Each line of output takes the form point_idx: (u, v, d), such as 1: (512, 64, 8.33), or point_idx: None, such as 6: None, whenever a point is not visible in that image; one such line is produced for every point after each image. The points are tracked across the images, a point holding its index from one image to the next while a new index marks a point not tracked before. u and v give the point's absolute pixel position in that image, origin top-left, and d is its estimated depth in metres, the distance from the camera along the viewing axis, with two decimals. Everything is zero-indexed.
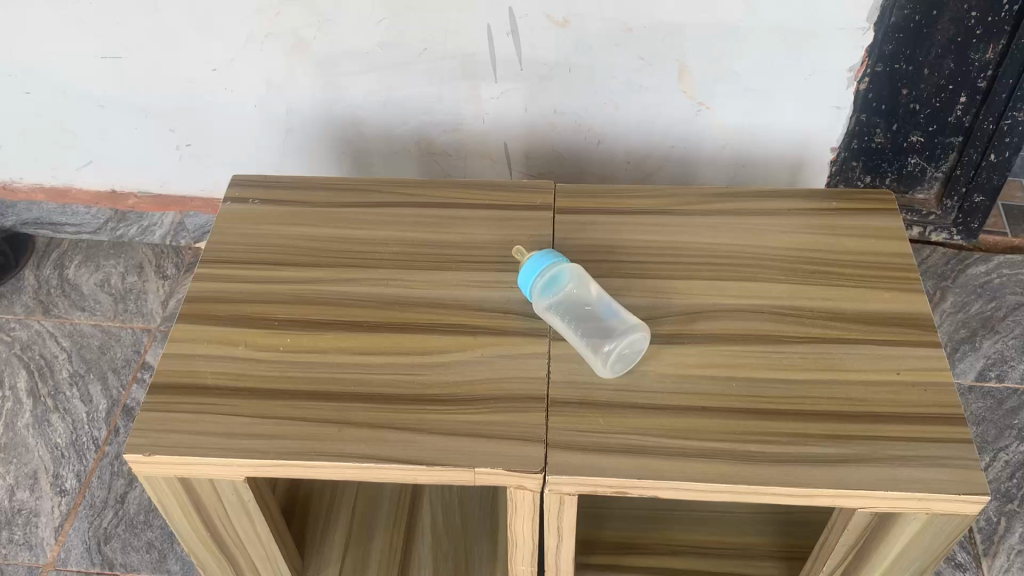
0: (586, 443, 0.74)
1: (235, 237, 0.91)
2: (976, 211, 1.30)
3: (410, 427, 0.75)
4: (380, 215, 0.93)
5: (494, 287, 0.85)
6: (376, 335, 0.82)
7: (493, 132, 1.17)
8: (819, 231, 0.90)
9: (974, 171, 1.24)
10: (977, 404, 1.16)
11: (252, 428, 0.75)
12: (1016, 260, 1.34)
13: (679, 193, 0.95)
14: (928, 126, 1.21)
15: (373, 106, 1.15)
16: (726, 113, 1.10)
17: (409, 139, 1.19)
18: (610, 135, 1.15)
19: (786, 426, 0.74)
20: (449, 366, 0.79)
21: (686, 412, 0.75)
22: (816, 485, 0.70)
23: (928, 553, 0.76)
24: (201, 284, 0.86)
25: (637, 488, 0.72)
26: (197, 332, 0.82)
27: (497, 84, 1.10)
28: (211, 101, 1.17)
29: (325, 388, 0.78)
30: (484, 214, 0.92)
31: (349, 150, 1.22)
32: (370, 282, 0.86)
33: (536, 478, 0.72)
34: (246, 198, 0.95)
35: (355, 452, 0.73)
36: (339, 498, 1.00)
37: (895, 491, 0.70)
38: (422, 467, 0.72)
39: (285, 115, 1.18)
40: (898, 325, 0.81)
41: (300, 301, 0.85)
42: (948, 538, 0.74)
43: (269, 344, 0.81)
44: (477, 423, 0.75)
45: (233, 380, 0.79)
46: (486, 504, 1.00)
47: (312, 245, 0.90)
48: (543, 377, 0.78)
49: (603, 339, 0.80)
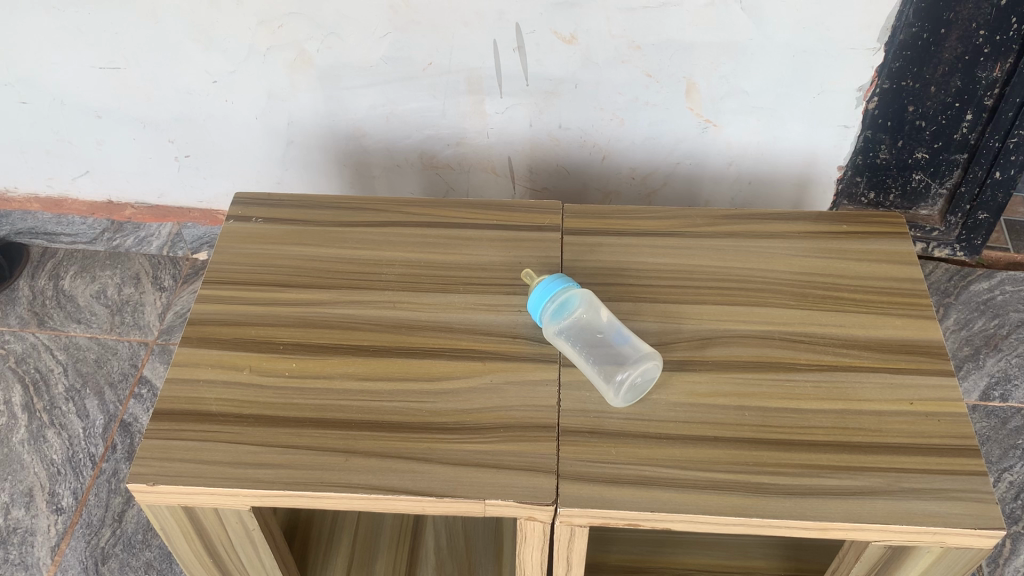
0: (597, 474, 0.73)
1: (237, 257, 0.90)
2: (979, 228, 1.30)
3: (418, 456, 0.74)
4: (385, 235, 0.92)
5: (502, 310, 0.84)
6: (382, 360, 0.80)
7: (497, 147, 1.16)
8: (829, 255, 0.89)
9: (978, 188, 1.24)
10: (981, 424, 1.16)
11: (258, 457, 0.74)
12: (1019, 276, 1.34)
13: (687, 215, 0.94)
14: (933, 142, 1.20)
15: (375, 120, 1.14)
16: (733, 131, 1.09)
17: (411, 153, 1.18)
18: (615, 151, 1.14)
19: (799, 458, 0.73)
20: (458, 393, 0.78)
21: (698, 442, 0.74)
22: (830, 519, 0.70)
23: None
24: (203, 306, 0.85)
25: (649, 521, 0.71)
26: (201, 356, 0.81)
27: (503, 99, 1.08)
28: (211, 113, 1.16)
29: (331, 415, 0.77)
30: (491, 234, 0.91)
31: (350, 163, 1.20)
32: (377, 305, 0.85)
33: (546, 510, 0.71)
34: (249, 217, 0.94)
35: (363, 482, 0.72)
36: (341, 520, 0.99)
37: (910, 525, 0.69)
38: (431, 498, 0.71)
39: (286, 127, 1.16)
40: (910, 353, 0.81)
41: (305, 324, 0.83)
42: (960, 569, 0.74)
43: (273, 369, 0.80)
44: (487, 453, 0.74)
45: (238, 407, 0.77)
46: (490, 527, 0.99)
47: (316, 265, 0.89)
48: (553, 405, 0.77)
49: (615, 368, 0.79)
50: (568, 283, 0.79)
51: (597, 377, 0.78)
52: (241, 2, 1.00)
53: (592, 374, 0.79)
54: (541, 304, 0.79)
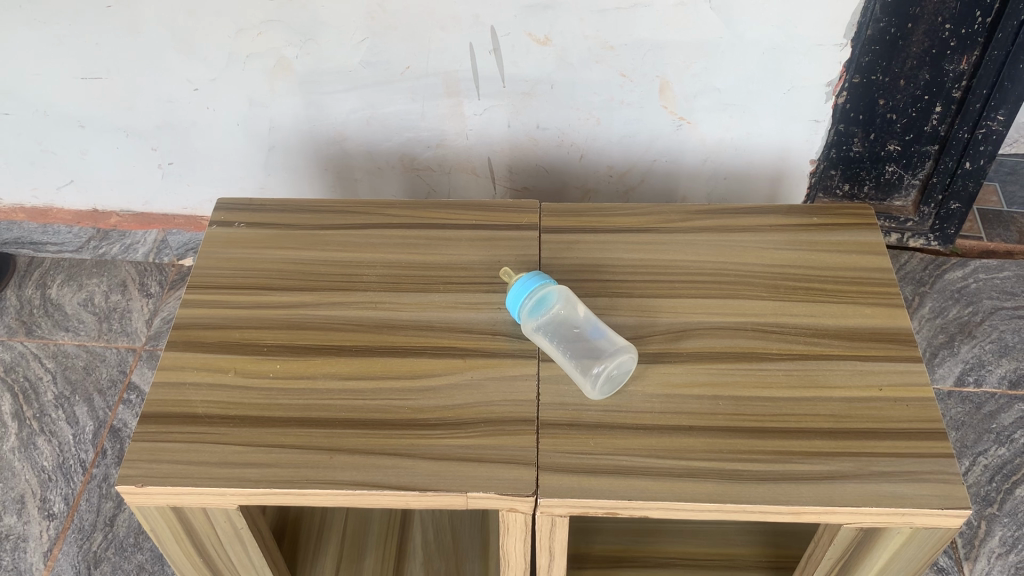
0: (576, 465, 0.75)
1: (221, 261, 0.91)
2: (952, 218, 1.32)
3: (401, 452, 0.75)
4: (367, 237, 0.93)
5: (482, 308, 0.86)
6: (365, 359, 0.82)
7: (477, 148, 1.17)
8: (801, 247, 0.91)
9: (950, 178, 1.27)
10: (955, 409, 1.18)
11: (244, 457, 0.75)
12: (992, 264, 1.37)
13: (663, 210, 0.96)
14: (905, 134, 1.22)
15: (355, 124, 1.15)
16: (707, 128, 1.11)
17: (392, 156, 1.20)
18: (592, 150, 1.16)
19: (771, 444, 0.75)
20: (439, 390, 0.80)
21: (674, 431, 0.76)
22: (803, 503, 0.72)
23: (913, 560, 0.77)
24: (188, 311, 0.86)
25: (627, 509, 0.73)
26: (186, 359, 0.82)
27: (481, 101, 1.10)
28: (194, 120, 1.17)
29: (315, 414, 0.78)
30: (470, 234, 0.93)
31: (333, 167, 1.22)
32: (359, 306, 0.87)
33: (527, 501, 0.73)
34: (232, 222, 0.95)
35: (347, 479, 0.74)
36: (329, 519, 1.00)
37: (878, 507, 0.71)
38: (415, 492, 0.73)
39: (268, 133, 1.18)
40: (880, 341, 0.83)
41: (288, 326, 0.85)
42: (932, 546, 0.76)
43: (258, 371, 0.82)
44: (468, 447, 0.76)
45: (224, 408, 0.79)
46: (476, 522, 1.01)
47: (299, 268, 0.90)
48: (533, 400, 0.79)
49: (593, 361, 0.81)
50: (542, 280, 0.81)
51: (575, 371, 0.80)
52: (220, 10, 1.02)
53: (571, 369, 0.80)
54: (516, 301, 0.80)
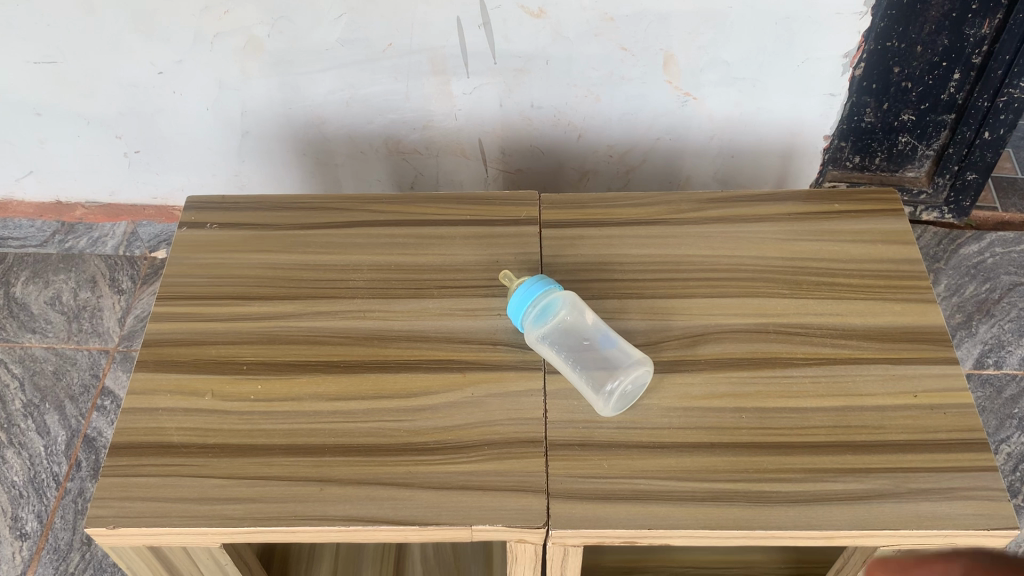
0: (590, 491, 0.68)
1: (194, 268, 0.83)
2: (968, 189, 1.26)
3: (398, 481, 0.69)
4: (352, 237, 0.86)
5: (480, 315, 0.79)
6: (355, 376, 0.75)
7: (466, 128, 1.09)
8: (823, 237, 0.84)
9: (967, 149, 1.20)
10: (976, 393, 1.13)
11: (226, 492, 0.69)
12: (1008, 237, 1.30)
13: (672, 198, 0.88)
14: (920, 104, 1.15)
15: (335, 106, 1.07)
16: (713, 104, 1.04)
17: (375, 139, 1.11)
18: (591, 129, 1.08)
19: (801, 462, 0.69)
20: (437, 409, 0.73)
21: (694, 449, 0.70)
22: (838, 528, 0.66)
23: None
24: (159, 326, 0.79)
25: (646, 538, 0.67)
26: (158, 381, 0.75)
27: (470, 79, 1.02)
28: (160, 105, 1.08)
29: (302, 441, 0.71)
30: (465, 231, 0.86)
31: (312, 152, 1.14)
32: (346, 315, 0.79)
33: (538, 533, 0.67)
34: (203, 223, 0.87)
35: (340, 514, 0.67)
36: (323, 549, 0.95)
37: (919, 530, 0.66)
38: (414, 527, 0.67)
39: (240, 117, 1.09)
40: (912, 341, 0.77)
41: (269, 340, 0.78)
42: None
43: (237, 393, 0.74)
44: (471, 474, 0.69)
45: (201, 437, 0.72)
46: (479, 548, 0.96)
47: (279, 274, 0.83)
48: (540, 418, 0.72)
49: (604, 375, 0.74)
50: (548, 285, 0.74)
51: (584, 386, 0.74)
52: None
53: (579, 383, 0.74)
54: (520, 309, 0.73)
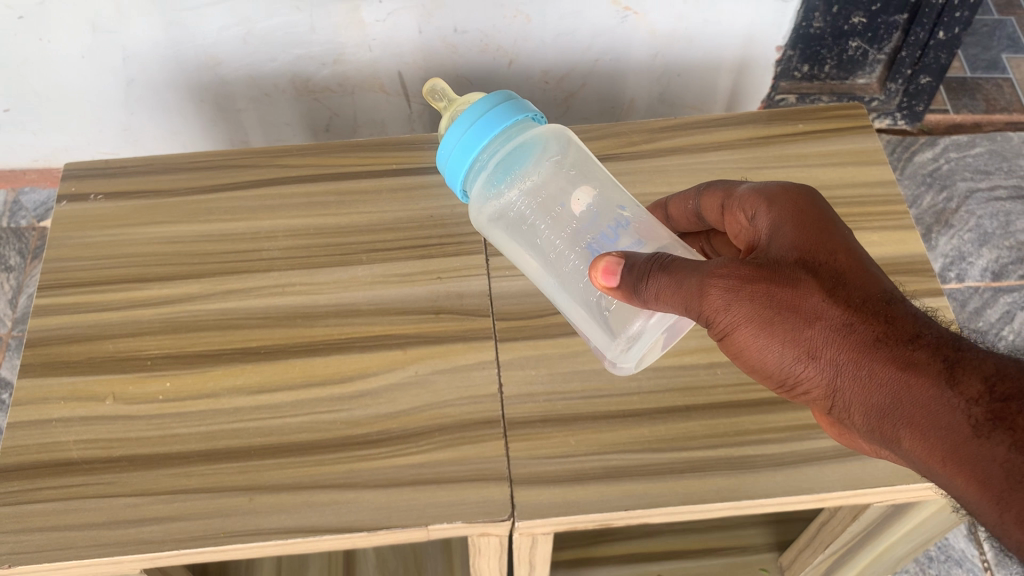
0: (559, 472, 0.61)
1: (79, 249, 0.72)
2: (920, 93, 1.18)
3: (339, 483, 0.60)
4: (262, 198, 0.75)
5: (418, 281, 0.70)
6: (279, 362, 0.66)
7: (383, 61, 0.96)
8: (787, 163, 0.77)
9: (920, 51, 1.10)
10: (953, 301, 1.13)
11: (140, 512, 0.59)
12: (962, 140, 1.27)
13: (620, 129, 0.79)
14: (872, 5, 1.02)
15: (230, 44, 0.92)
16: (655, 18, 0.93)
17: (279, 78, 0.98)
18: (522, 55, 0.97)
19: (784, 418, 0.63)
20: (378, 394, 0.64)
21: (668, 416, 0.63)
22: (828, 489, 0.60)
23: (915, 545, 0.70)
24: (46, 321, 0.68)
25: (623, 518, 0.60)
26: (48, 388, 0.65)
27: (382, 4, 0.87)
28: (25, 55, 0.94)
29: (222, 444, 0.62)
30: (391, 184, 0.76)
31: (209, 98, 1.00)
32: (263, 292, 0.69)
33: (503, 525, 0.59)
34: (86, 194, 0.75)
35: (275, 526, 0.58)
36: None
37: (915, 484, 0.60)
38: (363, 534, 0.58)
39: (122, 64, 0.94)
40: (891, 273, 0.70)
41: (175, 328, 0.67)
42: (928, 529, 0.68)
43: (143, 394, 0.64)
44: (422, 466, 0.61)
45: (105, 449, 0.62)
46: None
47: (180, 248, 0.72)
48: (495, 394, 0.64)
49: (631, 318, 0.60)
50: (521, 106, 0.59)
51: (577, 281, 0.61)
52: None
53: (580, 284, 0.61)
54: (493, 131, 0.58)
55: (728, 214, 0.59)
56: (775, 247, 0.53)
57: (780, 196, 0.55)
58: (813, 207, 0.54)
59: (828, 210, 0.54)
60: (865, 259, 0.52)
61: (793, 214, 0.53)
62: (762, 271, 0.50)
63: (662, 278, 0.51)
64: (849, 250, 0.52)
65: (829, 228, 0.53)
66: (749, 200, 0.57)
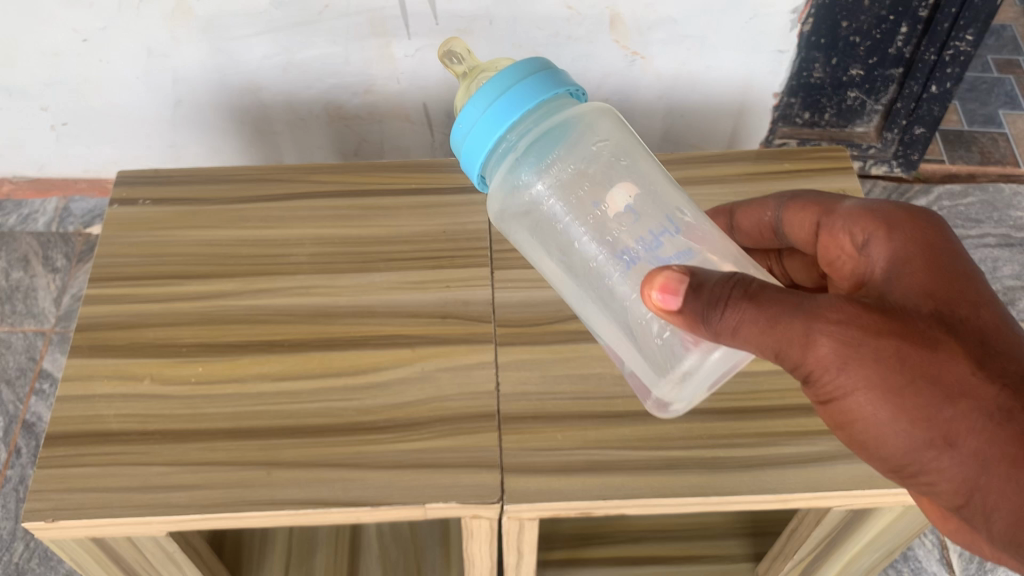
0: (546, 463, 0.67)
1: (126, 247, 0.80)
2: (916, 142, 1.24)
3: (348, 462, 0.67)
4: (293, 210, 0.83)
5: (429, 288, 0.77)
6: (300, 354, 0.73)
7: (410, 93, 1.05)
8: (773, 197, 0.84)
9: (914, 103, 1.16)
10: None
11: (169, 479, 0.66)
12: (955, 190, 1.34)
13: None
14: (868, 58, 1.09)
15: (271, 72, 1.01)
16: (661, 63, 1.01)
17: (315, 105, 1.06)
18: None
19: (754, 426, 0.70)
20: (386, 386, 0.71)
21: (648, 418, 0.70)
22: (792, 490, 0.66)
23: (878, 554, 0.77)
24: (94, 309, 0.76)
25: (603, 508, 0.66)
26: (94, 368, 0.72)
27: (411, 41, 0.96)
28: (85, 74, 1.03)
29: (246, 424, 0.69)
30: (409, 203, 0.84)
31: (248, 120, 1.09)
32: (290, 292, 0.77)
33: (493, 508, 0.65)
34: (135, 199, 0.84)
35: (288, 497, 0.65)
36: None
37: (871, 490, 0.66)
38: (366, 508, 0.65)
39: (172, 85, 1.04)
40: None
41: (209, 320, 0.75)
42: (891, 538, 0.74)
43: (177, 376, 0.72)
44: (423, 451, 0.67)
45: (141, 423, 0.69)
46: None
47: (217, 251, 0.80)
48: (492, 391, 0.71)
49: (676, 364, 0.62)
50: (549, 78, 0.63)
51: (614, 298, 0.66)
52: None
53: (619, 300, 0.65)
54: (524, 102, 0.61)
55: (832, 239, 0.61)
56: (904, 291, 0.52)
57: (906, 233, 0.55)
58: (946, 250, 0.54)
59: (960, 259, 0.54)
60: (1004, 322, 0.51)
61: (925, 263, 0.53)
62: (898, 334, 0.49)
63: (761, 319, 0.49)
64: (987, 311, 0.51)
65: (964, 283, 0.52)
66: (862, 226, 0.58)
